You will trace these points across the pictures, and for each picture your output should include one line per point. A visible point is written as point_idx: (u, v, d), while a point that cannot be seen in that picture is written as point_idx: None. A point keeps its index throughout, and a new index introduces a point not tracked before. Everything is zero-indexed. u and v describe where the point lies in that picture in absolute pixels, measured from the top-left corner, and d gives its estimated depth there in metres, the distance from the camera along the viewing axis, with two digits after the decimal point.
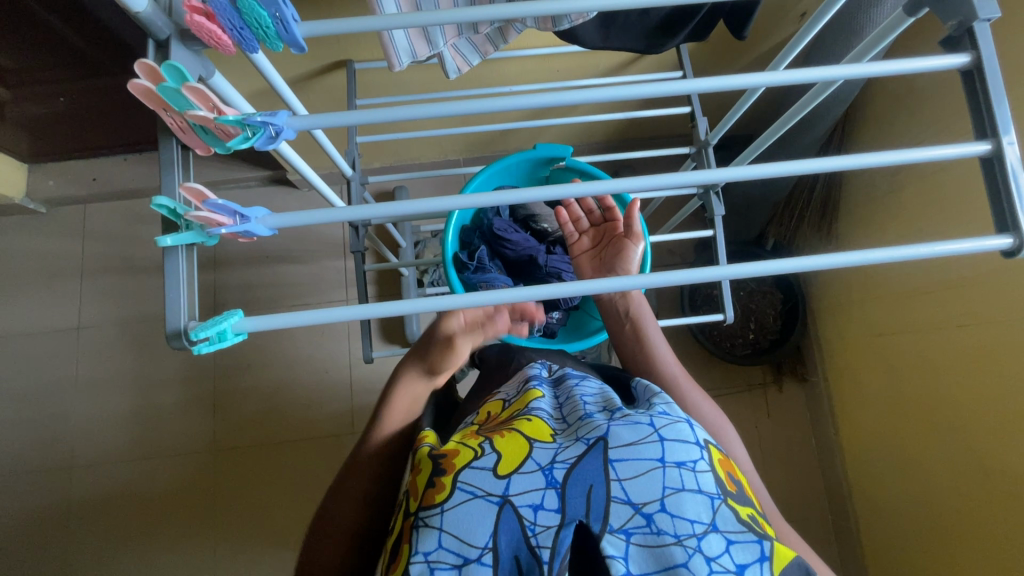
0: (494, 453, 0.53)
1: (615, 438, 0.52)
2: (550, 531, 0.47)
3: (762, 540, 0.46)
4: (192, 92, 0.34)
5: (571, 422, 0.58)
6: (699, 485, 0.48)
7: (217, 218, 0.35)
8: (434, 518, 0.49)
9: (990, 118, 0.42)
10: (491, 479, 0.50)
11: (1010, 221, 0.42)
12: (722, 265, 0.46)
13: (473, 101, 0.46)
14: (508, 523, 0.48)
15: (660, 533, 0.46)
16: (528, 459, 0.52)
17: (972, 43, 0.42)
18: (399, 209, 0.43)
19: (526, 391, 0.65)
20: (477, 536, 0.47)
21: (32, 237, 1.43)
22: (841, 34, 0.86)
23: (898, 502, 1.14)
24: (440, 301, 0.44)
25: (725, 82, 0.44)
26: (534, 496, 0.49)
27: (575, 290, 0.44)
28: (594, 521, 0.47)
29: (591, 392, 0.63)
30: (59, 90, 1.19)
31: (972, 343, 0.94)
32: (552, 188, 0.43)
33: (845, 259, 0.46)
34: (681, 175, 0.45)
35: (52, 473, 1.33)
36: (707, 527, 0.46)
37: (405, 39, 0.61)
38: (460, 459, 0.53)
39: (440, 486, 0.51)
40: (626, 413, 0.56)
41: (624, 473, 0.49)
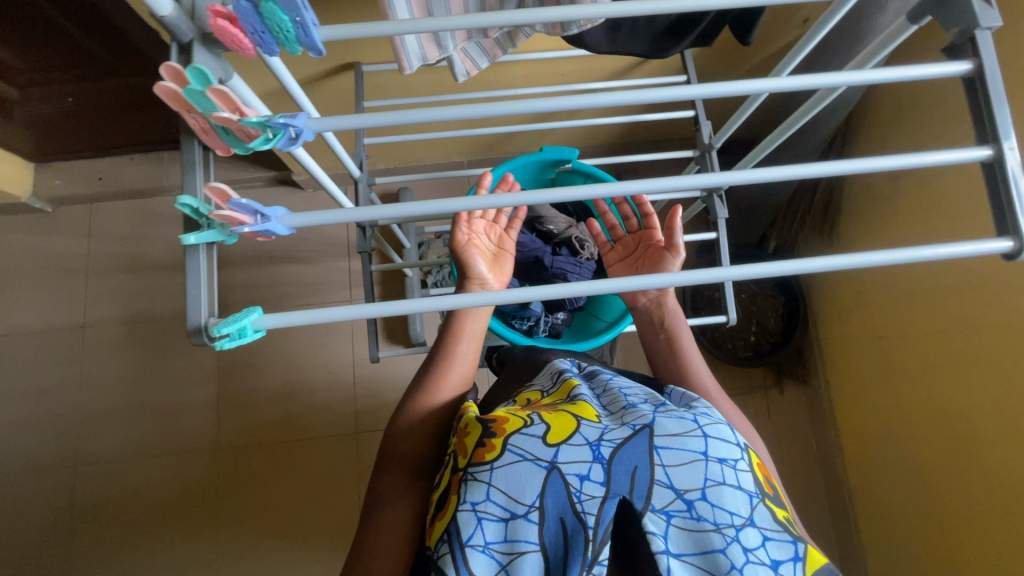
0: (543, 423, 0.54)
1: (661, 427, 0.52)
2: (595, 500, 0.48)
3: (797, 541, 0.46)
4: (217, 95, 0.35)
5: (614, 409, 0.58)
6: (740, 482, 0.49)
7: (239, 217, 0.36)
8: (483, 474, 0.51)
9: (991, 124, 0.42)
10: (540, 446, 0.51)
11: (1010, 225, 0.43)
12: (729, 267, 0.47)
13: (486, 106, 0.47)
14: (555, 487, 0.49)
15: (699, 519, 0.47)
16: (576, 433, 0.53)
17: (974, 50, 0.43)
18: (417, 208, 0.44)
19: (564, 381, 0.66)
20: (526, 494, 0.49)
21: (37, 235, 1.44)
22: (842, 40, 0.87)
23: (899, 503, 1.14)
24: (453, 300, 0.46)
25: (732, 88, 0.45)
26: (581, 466, 0.50)
27: (586, 290, 0.45)
28: (637, 498, 0.48)
29: (630, 386, 0.64)
30: (69, 88, 1.20)
31: (973, 346, 0.95)
32: (563, 191, 0.44)
33: (850, 261, 0.47)
34: (691, 179, 0.46)
35: (57, 471, 1.34)
36: (745, 521, 0.46)
37: (416, 44, 0.62)
38: (511, 425, 0.54)
39: (491, 446, 0.52)
40: (669, 407, 0.57)
41: (669, 460, 0.50)
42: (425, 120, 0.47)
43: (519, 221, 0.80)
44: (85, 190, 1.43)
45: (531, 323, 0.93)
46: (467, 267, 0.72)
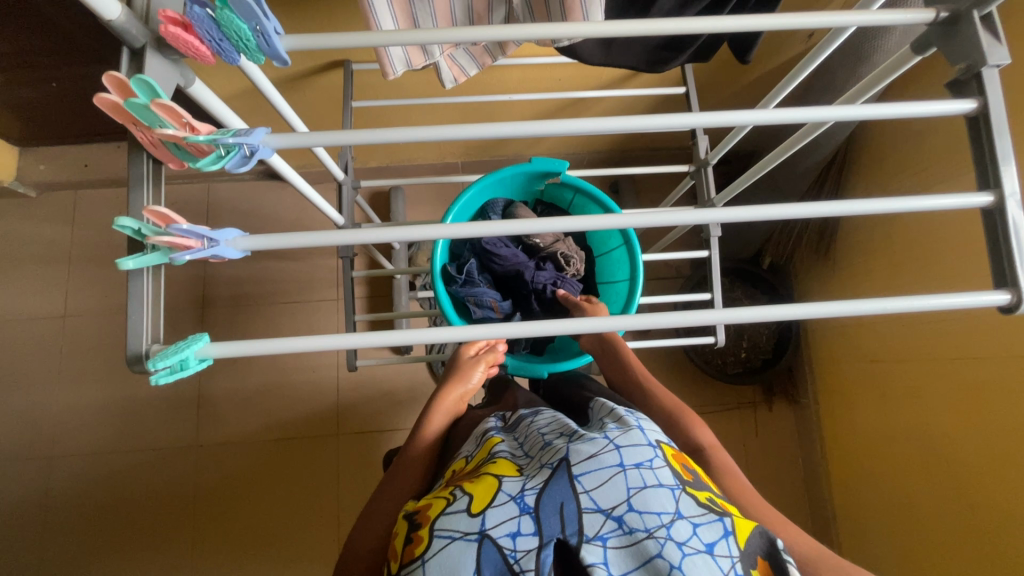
0: (466, 495, 0.52)
1: (575, 456, 0.52)
2: (531, 553, 0.46)
3: (724, 517, 0.48)
4: (162, 109, 0.33)
5: (535, 455, 0.58)
6: (659, 480, 0.49)
7: (183, 242, 0.34)
8: (417, 570, 0.47)
9: (994, 168, 0.40)
10: (466, 519, 0.49)
11: (1008, 276, 0.40)
12: (716, 309, 0.45)
13: (466, 126, 0.43)
14: (489, 555, 0.46)
15: (632, 531, 0.46)
16: (499, 492, 0.51)
17: (980, 88, 0.40)
18: (361, 235, 0.41)
19: (486, 440, 0.64)
20: (462, 575, 0.45)
21: (19, 220, 1.41)
22: (851, 59, 0.85)
23: (882, 526, 1.13)
24: (430, 334, 0.43)
25: (718, 120, 0.43)
26: (510, 523, 0.48)
27: (564, 329, 0.43)
28: (570, 535, 0.47)
29: (547, 424, 0.64)
30: (52, 76, 1.15)
31: (966, 377, 0.93)
32: (546, 223, 0.41)
33: (837, 308, 0.44)
34: (676, 214, 0.43)
35: (31, 462, 1.32)
36: (673, 516, 0.47)
37: (402, 50, 0.59)
38: (434, 510, 0.52)
39: (419, 538, 0.49)
40: (582, 433, 0.58)
41: (590, 484, 0.50)
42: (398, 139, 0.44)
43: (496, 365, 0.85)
44: (70, 176, 1.40)
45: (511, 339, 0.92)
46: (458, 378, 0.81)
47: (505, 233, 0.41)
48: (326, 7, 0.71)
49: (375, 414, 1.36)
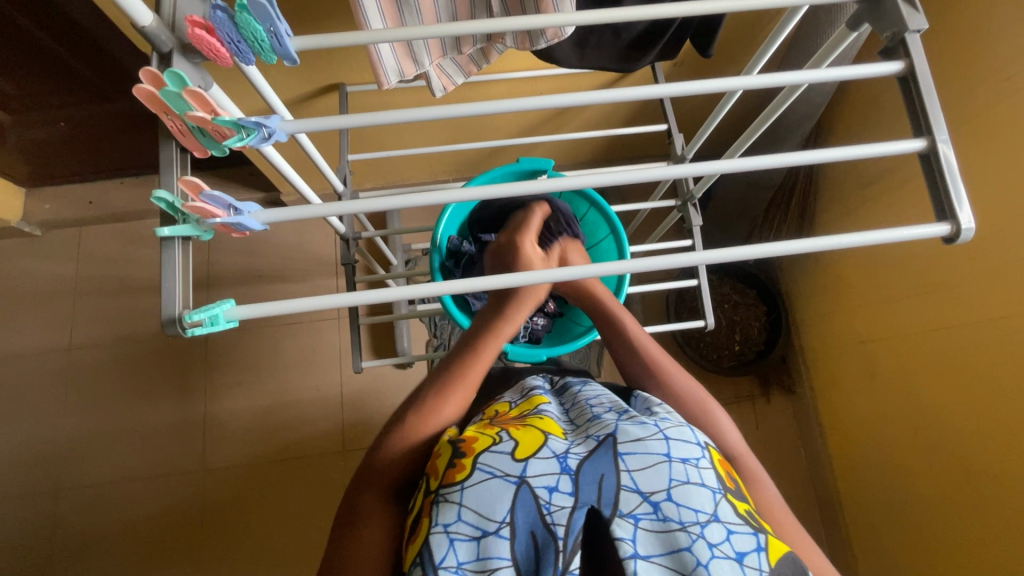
0: (511, 440, 0.56)
1: (624, 435, 0.55)
2: (564, 510, 0.49)
3: (759, 533, 0.48)
4: (192, 96, 0.37)
5: (581, 424, 0.62)
6: (702, 479, 0.51)
7: (211, 210, 0.38)
8: (455, 494, 0.51)
9: (924, 117, 0.45)
10: (509, 462, 0.53)
11: (948, 209, 0.45)
12: (695, 253, 0.49)
13: (460, 106, 0.49)
14: (525, 500, 0.50)
15: (666, 520, 0.48)
16: (545, 447, 0.55)
17: (905, 51, 0.46)
18: (394, 203, 0.46)
19: (532, 396, 0.69)
20: (496, 510, 0.49)
21: (25, 259, 1.44)
22: (800, 55, 0.91)
23: (887, 502, 1.14)
24: (418, 289, 0.46)
25: (697, 86, 0.47)
26: (550, 478, 0.51)
27: (541, 279, 0.46)
28: (604, 506, 0.49)
29: (596, 397, 0.68)
30: (59, 115, 1.23)
31: (951, 345, 0.97)
32: (549, 182, 0.45)
33: (803, 246, 0.49)
34: (653, 170, 0.47)
35: (41, 497, 1.32)
36: (709, 517, 0.48)
37: (394, 58, 0.65)
38: (479, 444, 0.56)
39: (462, 466, 0.53)
40: (633, 416, 0.60)
41: (633, 465, 0.52)
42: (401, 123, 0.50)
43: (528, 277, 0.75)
44: (74, 213, 1.44)
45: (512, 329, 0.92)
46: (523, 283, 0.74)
47: (515, 194, 0.46)
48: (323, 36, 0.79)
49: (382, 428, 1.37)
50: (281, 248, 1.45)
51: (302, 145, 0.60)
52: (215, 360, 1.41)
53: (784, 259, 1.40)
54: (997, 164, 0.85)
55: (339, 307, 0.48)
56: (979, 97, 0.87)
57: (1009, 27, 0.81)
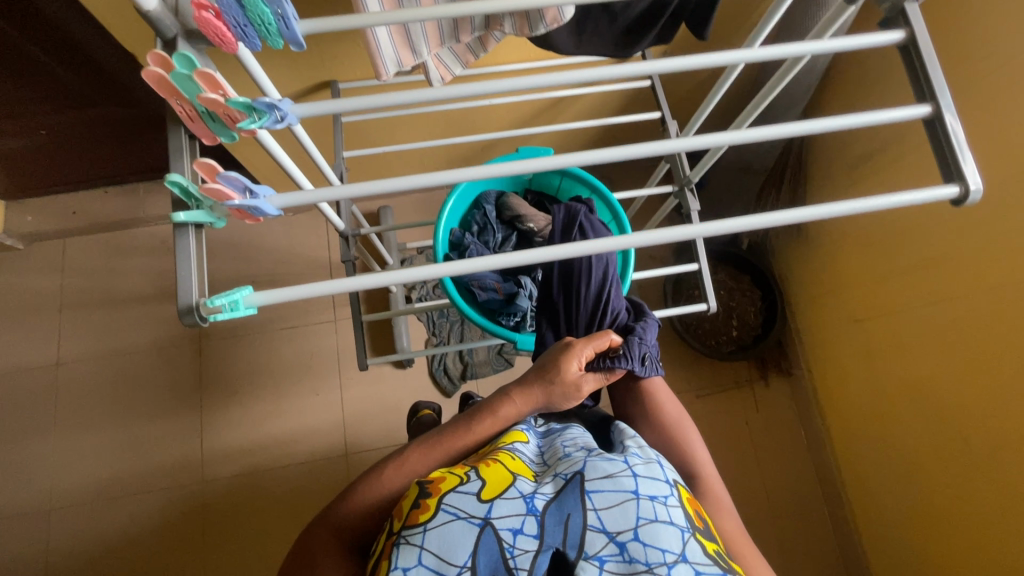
0: (479, 479, 0.57)
1: (592, 472, 0.57)
2: (527, 554, 0.51)
3: (727, 575, 0.51)
4: (202, 77, 0.36)
5: (552, 464, 0.64)
6: (671, 517, 0.54)
7: (228, 193, 0.37)
8: (417, 536, 0.52)
9: (927, 84, 0.46)
10: (474, 503, 0.54)
11: (954, 172, 0.46)
12: (696, 224, 0.51)
13: (465, 86, 0.51)
14: (488, 544, 0.52)
15: (632, 561, 0.51)
16: (511, 488, 0.57)
17: (905, 22, 0.47)
18: (403, 183, 0.47)
19: (512, 430, 0.69)
20: (458, 555, 0.51)
21: (7, 273, 1.40)
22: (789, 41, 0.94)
23: (888, 484, 1.16)
24: (421, 270, 0.47)
25: (703, 59, 0.47)
26: (514, 520, 0.53)
27: (549, 255, 0.46)
28: (569, 548, 0.52)
29: (571, 437, 0.68)
30: (43, 124, 1.20)
31: (941, 320, 0.99)
32: (556, 159, 0.47)
33: (808, 213, 0.51)
34: (654, 144, 0.48)
35: (33, 518, 1.28)
36: (676, 558, 0.51)
37: (392, 47, 0.64)
38: (446, 484, 0.57)
39: (426, 506, 0.54)
40: (602, 452, 0.62)
41: (599, 504, 0.54)
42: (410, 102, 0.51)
43: (568, 367, 0.69)
44: (57, 225, 1.41)
45: (518, 318, 0.90)
46: (555, 372, 0.69)
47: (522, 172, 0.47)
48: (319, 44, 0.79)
49: (383, 429, 1.36)
50: (273, 252, 1.43)
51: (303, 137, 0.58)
52: (209, 369, 1.38)
53: (775, 244, 1.42)
54: (985, 138, 0.87)
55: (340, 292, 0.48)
56: (965, 73, 0.89)
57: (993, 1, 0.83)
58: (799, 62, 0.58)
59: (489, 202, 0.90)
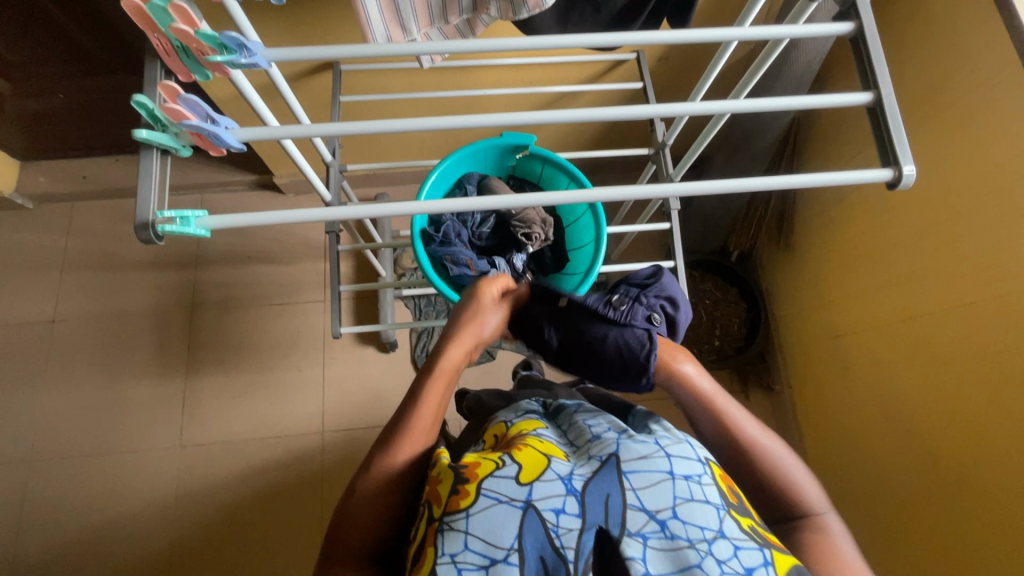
0: (515, 463, 0.54)
1: (627, 453, 0.55)
2: (573, 533, 0.49)
3: (763, 548, 0.49)
4: (175, 10, 0.39)
5: (581, 444, 0.61)
6: (707, 495, 0.51)
7: (187, 116, 0.40)
8: (460, 522, 0.49)
9: (871, 71, 0.48)
10: (514, 485, 0.51)
11: (891, 156, 0.47)
12: (648, 186, 0.55)
13: (444, 43, 0.55)
14: (532, 526, 0.49)
15: (674, 538, 0.48)
16: (549, 469, 0.53)
17: (855, 13, 0.49)
18: (367, 126, 0.52)
19: (528, 416, 0.68)
20: (502, 537, 0.48)
21: (14, 231, 1.45)
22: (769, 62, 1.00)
23: (860, 502, 1.16)
24: (386, 208, 0.52)
25: (665, 36, 0.53)
26: (556, 500, 0.50)
27: (507, 203, 0.51)
28: (613, 526, 0.49)
29: (593, 417, 0.66)
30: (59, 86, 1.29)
31: (917, 334, 1.00)
32: (520, 116, 0.53)
33: (753, 184, 0.55)
34: (606, 112, 0.54)
35: (11, 467, 1.31)
36: (716, 534, 0.49)
37: (383, 25, 0.68)
38: (482, 469, 0.53)
39: (465, 492, 0.51)
40: (632, 433, 0.59)
41: (638, 483, 0.52)
42: (373, 55, 0.54)
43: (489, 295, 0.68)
44: (67, 188, 1.45)
45: None
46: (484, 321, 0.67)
47: (495, 124, 0.54)
48: (319, 23, 0.84)
49: (362, 410, 1.37)
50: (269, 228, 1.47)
51: (277, 83, 0.60)
52: (198, 338, 1.41)
53: (762, 257, 1.44)
54: (960, 153, 0.90)
55: (315, 222, 0.52)
56: (944, 91, 0.91)
57: (970, 21, 0.86)
58: (777, 48, 0.63)
59: (470, 183, 0.91)
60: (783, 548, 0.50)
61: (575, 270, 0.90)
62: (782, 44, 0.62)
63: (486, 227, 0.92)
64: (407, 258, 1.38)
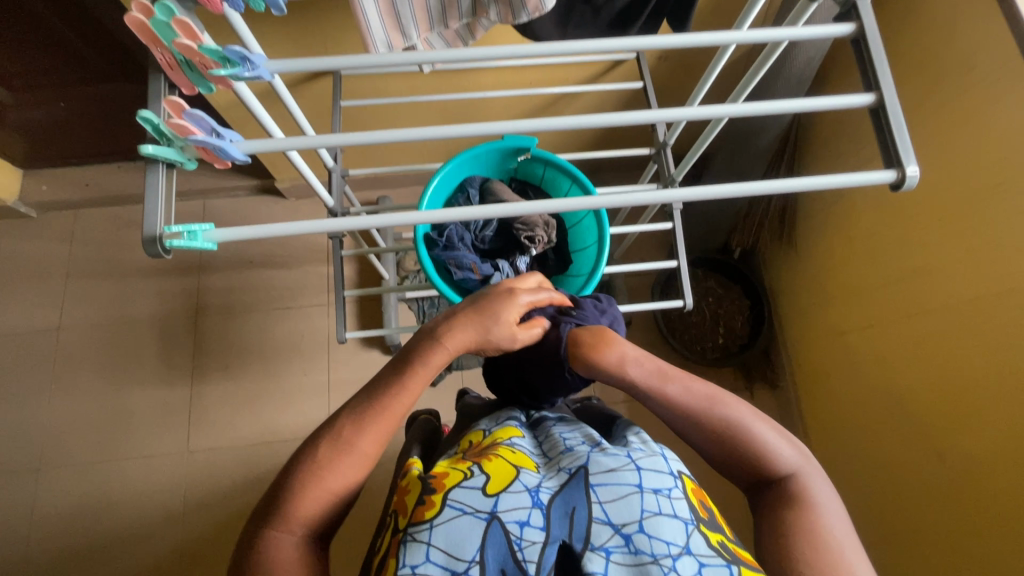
0: (483, 474, 0.55)
1: (595, 466, 0.55)
2: (536, 546, 0.49)
3: (732, 565, 0.49)
4: (179, 25, 0.39)
5: (553, 457, 0.62)
6: (675, 510, 0.52)
7: (193, 130, 0.40)
8: (424, 533, 0.50)
9: (873, 73, 0.48)
10: (480, 497, 0.52)
11: (895, 157, 0.47)
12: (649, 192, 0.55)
13: (443, 52, 0.55)
14: (495, 537, 0.50)
15: (638, 553, 0.49)
16: (516, 481, 0.55)
17: (856, 14, 0.49)
18: (366, 137, 0.52)
19: (507, 425, 0.69)
20: (465, 549, 0.49)
21: (19, 239, 1.46)
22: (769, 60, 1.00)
23: (867, 498, 1.16)
24: (383, 219, 0.52)
25: (666, 41, 0.53)
26: (521, 513, 0.51)
27: (501, 212, 0.51)
28: (576, 540, 0.50)
29: (569, 429, 0.68)
30: (61, 96, 1.30)
31: (922, 330, 0.99)
32: (520, 124, 0.54)
33: (758, 187, 0.55)
34: (609, 118, 0.54)
35: (21, 475, 1.32)
36: (681, 549, 0.49)
37: (383, 29, 0.68)
38: (450, 480, 0.55)
39: (431, 502, 0.53)
40: (605, 447, 0.60)
41: (605, 497, 0.53)
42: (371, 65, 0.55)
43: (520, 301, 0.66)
44: (70, 196, 1.46)
45: None
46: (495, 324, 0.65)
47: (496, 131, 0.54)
48: (318, 30, 0.84)
49: None
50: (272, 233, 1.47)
51: (277, 92, 0.60)
52: (203, 344, 1.42)
53: (765, 254, 1.44)
54: (963, 147, 0.89)
55: (314, 233, 0.52)
56: (946, 85, 0.91)
57: (973, 16, 0.85)
58: (778, 49, 0.63)
59: (472, 187, 0.91)
60: (754, 566, 0.50)
61: (579, 271, 0.90)
62: (782, 44, 0.62)
63: (488, 231, 0.93)
64: (410, 260, 1.38)
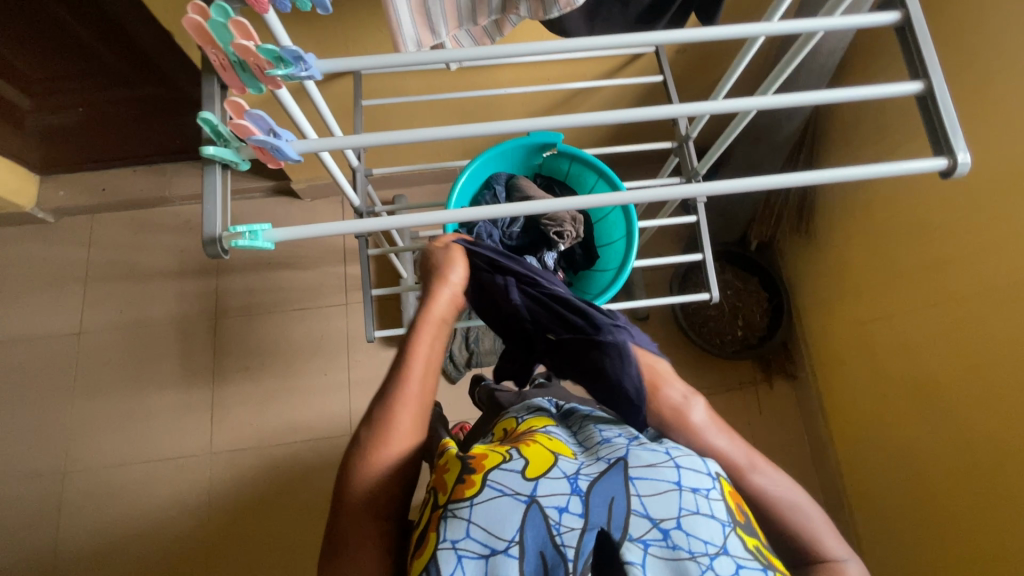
0: (522, 458, 0.56)
1: (635, 459, 0.55)
2: (574, 532, 0.49)
3: (768, 571, 0.48)
4: (236, 26, 0.40)
5: (589, 446, 0.62)
6: (712, 510, 0.51)
7: (252, 131, 0.42)
8: (464, 510, 0.51)
9: (920, 62, 0.49)
10: (520, 480, 0.53)
11: (946, 144, 0.49)
12: (693, 185, 0.55)
13: (483, 49, 0.56)
14: (534, 520, 0.50)
15: (675, 548, 0.48)
16: (555, 467, 0.55)
17: (902, 4, 0.50)
18: (408, 135, 0.52)
19: (540, 414, 0.69)
20: (505, 529, 0.49)
21: (38, 244, 1.47)
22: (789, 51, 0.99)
23: (892, 489, 1.15)
24: (421, 218, 0.52)
25: (710, 32, 0.53)
26: (559, 499, 0.51)
27: (547, 206, 0.51)
28: (614, 529, 0.50)
29: (604, 421, 0.67)
30: (77, 99, 1.31)
31: (949, 318, 0.99)
32: (563, 120, 0.54)
33: (805, 178, 0.55)
34: (656, 111, 0.54)
35: (45, 478, 1.33)
36: (719, 549, 0.48)
37: (413, 28, 0.67)
38: (490, 461, 0.55)
39: (471, 481, 0.53)
40: (643, 441, 0.60)
41: (644, 490, 0.52)
42: (406, 62, 0.54)
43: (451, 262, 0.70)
44: (88, 200, 1.47)
45: None
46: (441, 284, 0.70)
47: (542, 128, 0.54)
48: (343, 30, 0.85)
49: None
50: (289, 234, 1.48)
51: (310, 93, 0.60)
52: (222, 346, 1.42)
53: (782, 246, 1.43)
54: (990, 133, 0.89)
55: (355, 233, 0.52)
56: (972, 71, 0.90)
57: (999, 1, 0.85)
58: (810, 41, 0.63)
59: (499, 184, 0.91)
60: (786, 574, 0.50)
61: (607, 266, 0.91)
62: (816, 35, 0.62)
63: (515, 227, 0.94)
64: None
